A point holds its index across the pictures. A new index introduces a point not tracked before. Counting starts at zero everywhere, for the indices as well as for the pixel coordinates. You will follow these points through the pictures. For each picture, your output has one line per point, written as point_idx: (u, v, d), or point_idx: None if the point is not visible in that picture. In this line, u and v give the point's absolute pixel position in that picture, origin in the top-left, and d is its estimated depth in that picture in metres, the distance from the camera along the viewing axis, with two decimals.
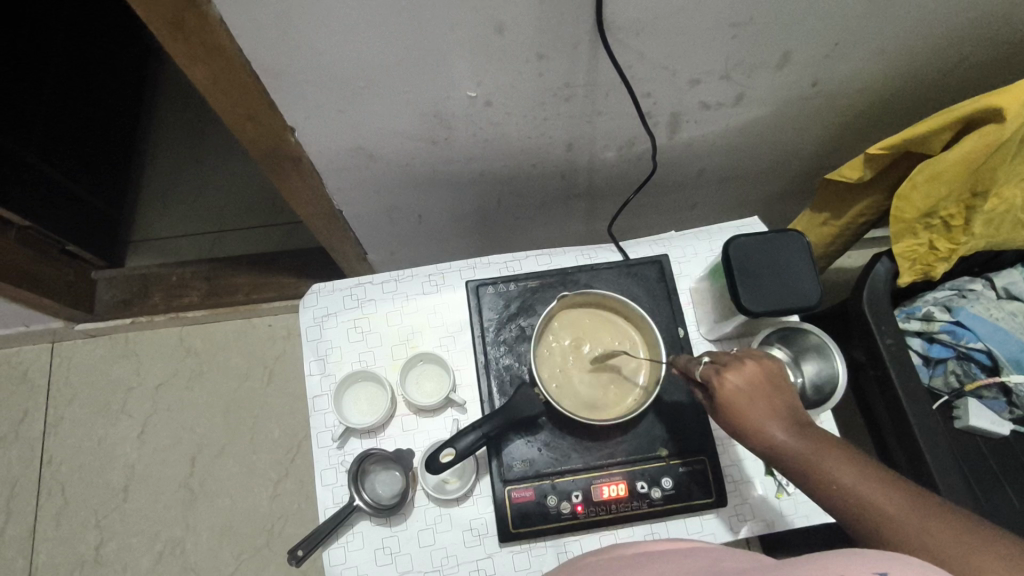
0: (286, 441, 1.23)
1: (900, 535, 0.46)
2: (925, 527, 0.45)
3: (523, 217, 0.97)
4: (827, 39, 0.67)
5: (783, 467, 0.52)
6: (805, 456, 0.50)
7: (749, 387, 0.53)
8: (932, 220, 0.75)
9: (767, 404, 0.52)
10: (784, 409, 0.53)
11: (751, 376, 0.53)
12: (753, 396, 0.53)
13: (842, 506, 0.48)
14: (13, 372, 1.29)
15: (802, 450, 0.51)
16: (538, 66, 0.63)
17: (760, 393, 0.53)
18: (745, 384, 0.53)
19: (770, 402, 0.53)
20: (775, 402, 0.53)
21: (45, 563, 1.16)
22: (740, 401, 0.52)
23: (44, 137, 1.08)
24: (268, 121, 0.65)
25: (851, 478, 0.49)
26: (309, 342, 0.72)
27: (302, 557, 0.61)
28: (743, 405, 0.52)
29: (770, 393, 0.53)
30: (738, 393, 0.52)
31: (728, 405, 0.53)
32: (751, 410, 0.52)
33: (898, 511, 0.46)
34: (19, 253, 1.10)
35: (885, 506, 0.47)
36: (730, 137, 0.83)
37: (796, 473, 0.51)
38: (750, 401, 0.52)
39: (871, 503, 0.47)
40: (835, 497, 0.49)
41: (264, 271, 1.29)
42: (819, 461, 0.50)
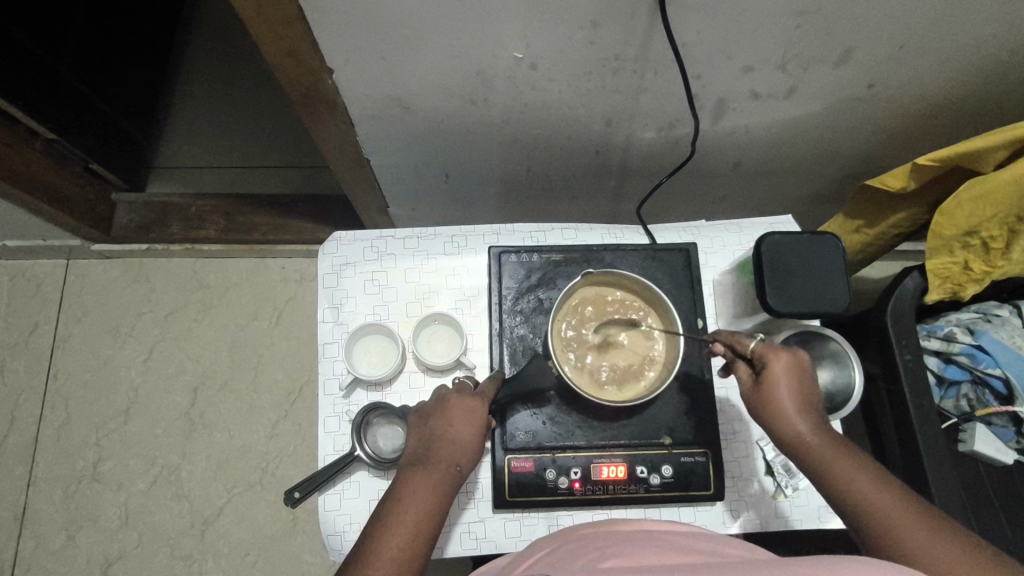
0: (287, 384, 1.25)
1: (906, 553, 0.49)
2: (935, 554, 0.48)
3: (550, 188, 0.96)
4: (892, 40, 0.64)
5: (803, 461, 0.55)
6: (828, 458, 0.53)
7: (791, 378, 0.56)
8: (971, 239, 0.73)
9: (803, 398, 0.56)
10: (816, 406, 0.56)
11: (795, 366, 0.56)
12: (793, 386, 0.56)
13: (852, 513, 0.52)
14: (27, 284, 1.30)
15: (828, 452, 0.54)
16: (590, 33, 0.61)
17: (799, 386, 0.56)
18: (787, 371, 0.56)
19: (806, 396, 0.56)
20: (810, 398, 0.56)
21: (45, 474, 1.19)
22: (780, 388, 0.55)
23: (78, 52, 1.07)
24: (306, 59, 0.62)
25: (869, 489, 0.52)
26: (325, 289, 0.72)
27: (299, 499, 0.61)
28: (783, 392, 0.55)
29: (807, 387, 0.56)
30: (781, 379, 0.55)
31: (766, 391, 0.56)
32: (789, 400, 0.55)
33: (913, 533, 0.49)
34: (42, 166, 1.10)
35: (900, 523, 0.50)
36: (773, 132, 0.81)
37: (817, 471, 0.54)
38: (790, 392, 0.55)
39: (885, 518, 0.50)
40: (848, 504, 0.52)
41: (284, 213, 1.29)
42: (844, 467, 0.53)
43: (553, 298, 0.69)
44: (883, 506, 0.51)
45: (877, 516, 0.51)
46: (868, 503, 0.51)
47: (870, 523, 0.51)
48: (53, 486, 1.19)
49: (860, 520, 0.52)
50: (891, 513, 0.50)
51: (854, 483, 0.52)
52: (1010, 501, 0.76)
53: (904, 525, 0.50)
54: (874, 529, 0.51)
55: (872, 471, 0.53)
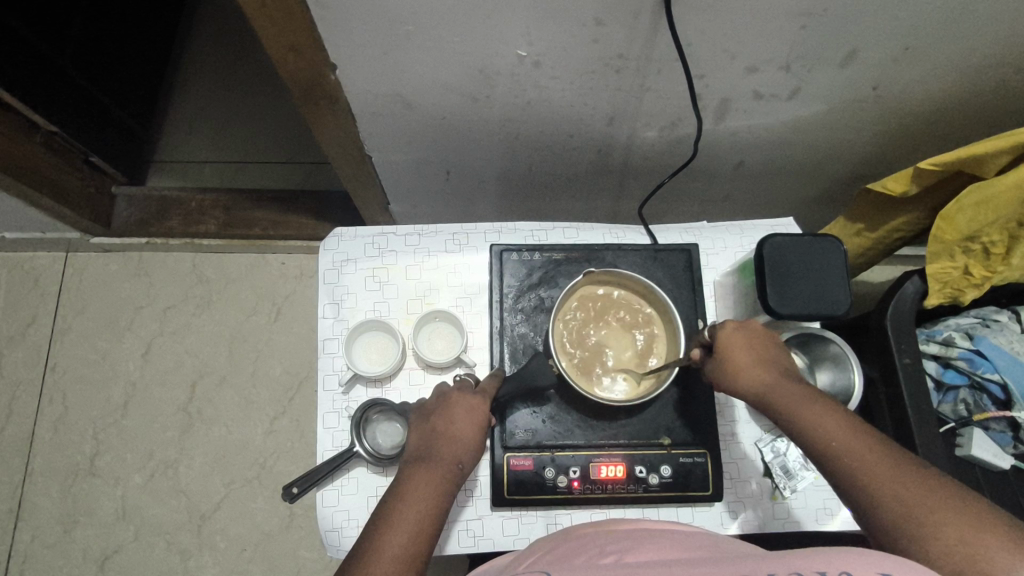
0: (286, 379, 1.24)
1: (872, 492, 0.48)
2: (898, 489, 0.48)
3: (552, 186, 0.96)
4: (896, 43, 0.64)
5: (773, 415, 0.56)
6: (793, 405, 0.54)
7: (746, 338, 0.58)
8: (972, 244, 0.74)
9: (763, 356, 0.58)
10: (779, 363, 0.58)
11: (749, 329, 0.59)
12: (750, 351, 0.58)
13: (820, 456, 0.52)
14: (26, 276, 1.29)
15: (794, 403, 0.55)
16: (594, 32, 0.61)
17: (756, 344, 0.58)
18: (741, 337, 0.58)
19: (766, 353, 0.58)
20: (772, 359, 0.58)
21: (41, 467, 1.19)
22: (737, 352, 0.57)
23: (79, 44, 1.06)
24: (309, 53, 0.62)
25: (835, 430, 0.52)
26: (325, 285, 0.71)
27: (296, 495, 0.61)
28: (742, 356, 0.57)
29: (767, 347, 0.58)
30: (737, 340, 0.58)
31: (726, 353, 0.58)
32: (749, 363, 0.57)
33: (877, 469, 0.49)
34: (42, 158, 1.09)
35: (864, 461, 0.50)
36: (775, 134, 0.81)
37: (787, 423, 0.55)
38: (749, 355, 0.57)
39: (850, 456, 0.50)
40: (815, 449, 0.52)
41: (285, 208, 1.28)
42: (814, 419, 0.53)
43: (554, 296, 0.69)
44: (848, 447, 0.51)
45: (842, 456, 0.51)
46: (834, 444, 0.51)
47: (836, 464, 0.51)
48: (49, 479, 1.18)
49: (827, 461, 0.52)
50: (855, 452, 0.50)
51: (820, 426, 0.53)
52: (1007, 505, 0.76)
53: (870, 464, 0.49)
54: (842, 469, 0.50)
55: (838, 414, 0.53)
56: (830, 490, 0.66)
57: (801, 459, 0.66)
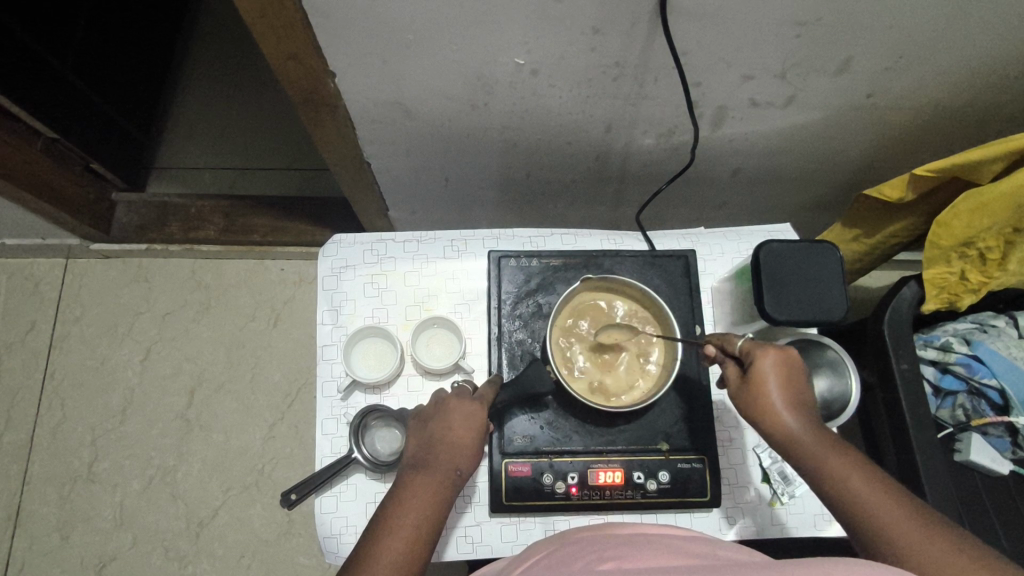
0: (285, 385, 1.24)
1: (898, 551, 0.48)
2: (920, 545, 0.47)
3: (550, 193, 0.96)
4: (890, 51, 0.65)
5: (794, 460, 0.54)
6: (819, 453, 0.53)
7: (779, 376, 0.56)
8: (968, 250, 0.74)
9: (794, 395, 0.55)
10: (808, 405, 0.56)
11: (782, 364, 0.56)
12: (782, 384, 0.55)
13: (839, 503, 0.51)
14: (25, 283, 1.29)
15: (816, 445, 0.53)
16: (591, 40, 0.61)
17: (787, 383, 0.56)
18: (773, 368, 0.56)
19: (796, 395, 0.56)
20: (800, 393, 0.56)
21: (39, 473, 1.19)
22: (768, 385, 0.55)
23: (80, 51, 1.07)
24: (308, 61, 0.63)
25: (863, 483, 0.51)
26: (324, 291, 0.72)
27: (295, 501, 0.61)
28: (772, 390, 0.55)
29: (798, 385, 0.56)
30: (770, 374, 0.55)
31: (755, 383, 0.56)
32: (778, 398, 0.55)
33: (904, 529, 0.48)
34: (42, 165, 1.10)
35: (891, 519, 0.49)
36: (772, 141, 0.81)
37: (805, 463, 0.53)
38: (778, 389, 0.55)
39: (877, 514, 0.49)
40: (840, 499, 0.51)
41: (284, 214, 1.29)
42: (837, 463, 0.52)
43: (552, 302, 0.69)
44: (869, 497, 0.50)
45: (868, 511, 0.50)
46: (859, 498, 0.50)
47: (860, 520, 0.50)
48: (48, 485, 1.18)
49: (850, 517, 0.51)
50: (881, 508, 0.50)
51: (845, 478, 0.51)
52: (1005, 510, 0.76)
53: (892, 518, 0.49)
54: (861, 519, 0.50)
55: (863, 464, 0.52)
56: None
57: None
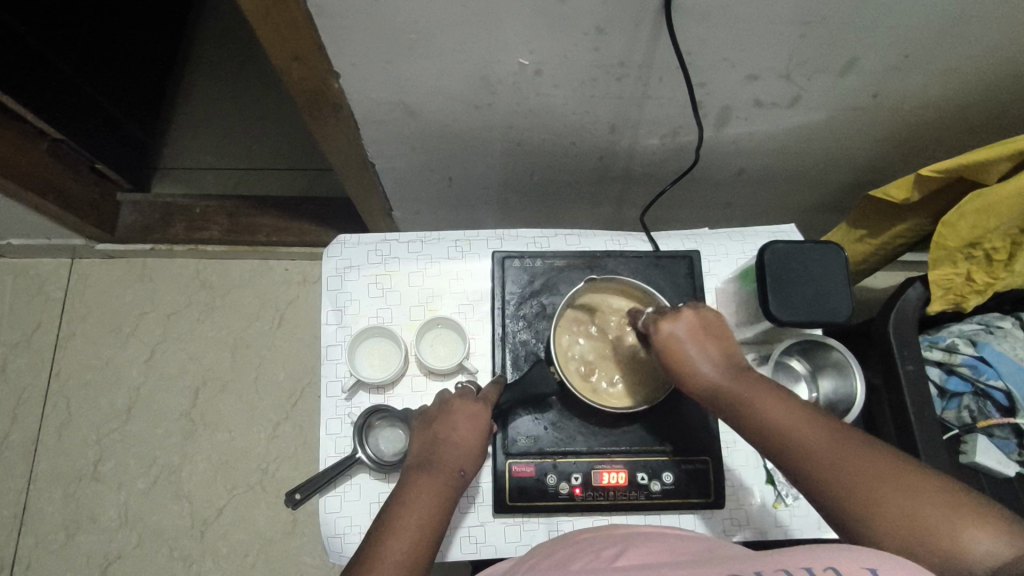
0: (289, 385, 1.25)
1: (830, 479, 0.48)
2: (850, 468, 0.48)
3: (555, 194, 0.96)
4: (895, 50, 0.65)
5: (718, 407, 0.54)
6: (737, 396, 0.53)
7: (687, 335, 0.57)
8: (974, 251, 0.73)
9: (706, 351, 0.56)
10: (721, 355, 0.56)
11: (688, 324, 0.57)
12: (695, 344, 0.56)
13: (768, 441, 0.51)
14: (31, 282, 1.30)
15: (739, 390, 0.53)
16: (595, 40, 0.61)
17: (698, 341, 0.56)
18: (681, 330, 0.57)
19: (707, 349, 0.56)
20: (710, 347, 0.56)
21: (45, 472, 1.19)
22: (680, 348, 0.56)
23: (86, 52, 1.08)
24: (312, 62, 0.63)
25: (784, 415, 0.51)
26: (328, 291, 0.72)
27: (299, 501, 0.61)
28: (685, 352, 0.56)
29: (709, 341, 0.57)
30: (675, 337, 0.57)
31: (666, 350, 0.57)
32: (694, 357, 0.56)
33: (829, 455, 0.48)
34: (48, 165, 1.10)
35: (816, 446, 0.49)
36: (776, 141, 0.81)
37: (729, 410, 0.53)
38: (690, 348, 0.56)
39: (805, 445, 0.49)
40: (767, 435, 0.51)
41: (288, 214, 1.29)
42: (760, 401, 0.52)
43: (556, 303, 0.69)
44: (795, 429, 0.50)
45: (796, 444, 0.50)
46: (784, 432, 0.50)
47: (788, 453, 0.50)
48: (53, 484, 1.19)
49: (776, 452, 0.51)
50: (806, 435, 0.50)
51: (765, 414, 0.51)
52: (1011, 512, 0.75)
53: (820, 447, 0.49)
54: (789, 453, 0.50)
55: (780, 395, 0.52)
56: None
57: None
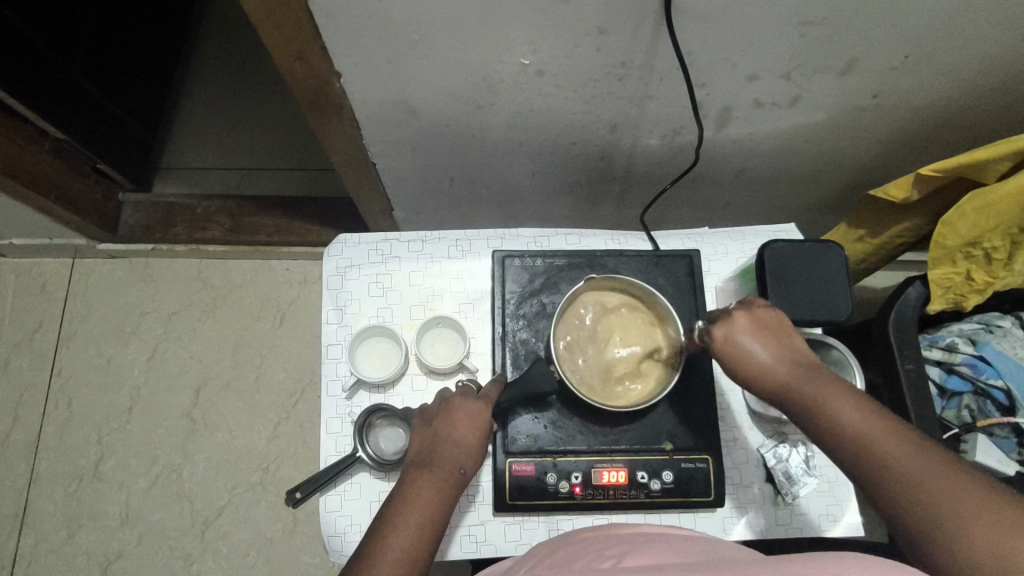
0: (290, 385, 1.25)
1: (893, 479, 0.46)
2: (914, 469, 0.46)
3: (555, 194, 0.96)
4: (895, 50, 0.65)
5: (783, 402, 0.53)
6: (806, 391, 0.52)
7: (756, 328, 0.56)
8: (974, 250, 0.74)
9: (772, 347, 0.55)
10: (789, 350, 0.55)
11: (755, 318, 0.57)
12: (758, 340, 0.55)
13: (831, 439, 0.50)
14: (33, 282, 1.30)
15: (805, 386, 0.52)
16: (596, 41, 0.61)
17: (767, 334, 0.56)
18: (744, 327, 0.56)
19: (778, 342, 0.55)
20: (777, 344, 0.55)
21: (46, 472, 1.20)
22: (742, 344, 0.55)
23: (88, 53, 1.08)
24: (314, 62, 0.63)
25: (856, 415, 0.49)
26: (329, 291, 0.72)
27: (300, 500, 0.61)
28: (747, 348, 0.55)
29: (773, 338, 0.56)
30: (737, 335, 0.56)
31: (728, 347, 0.56)
32: (759, 353, 0.55)
33: (902, 458, 0.47)
34: (49, 165, 1.11)
35: (889, 449, 0.47)
36: (776, 141, 0.81)
37: (795, 406, 0.52)
38: (754, 344, 0.55)
39: (869, 442, 0.48)
40: (831, 432, 0.50)
41: (289, 214, 1.29)
42: (827, 397, 0.51)
43: (556, 302, 0.69)
44: (861, 428, 0.49)
45: (860, 441, 0.48)
46: (854, 431, 0.49)
47: (852, 454, 0.49)
48: (55, 483, 1.19)
49: (844, 454, 0.49)
50: (872, 434, 0.48)
51: (837, 412, 0.50)
52: None
53: (886, 446, 0.47)
54: (852, 450, 0.49)
55: (851, 395, 0.51)
56: (832, 497, 0.66)
57: (803, 464, 0.66)
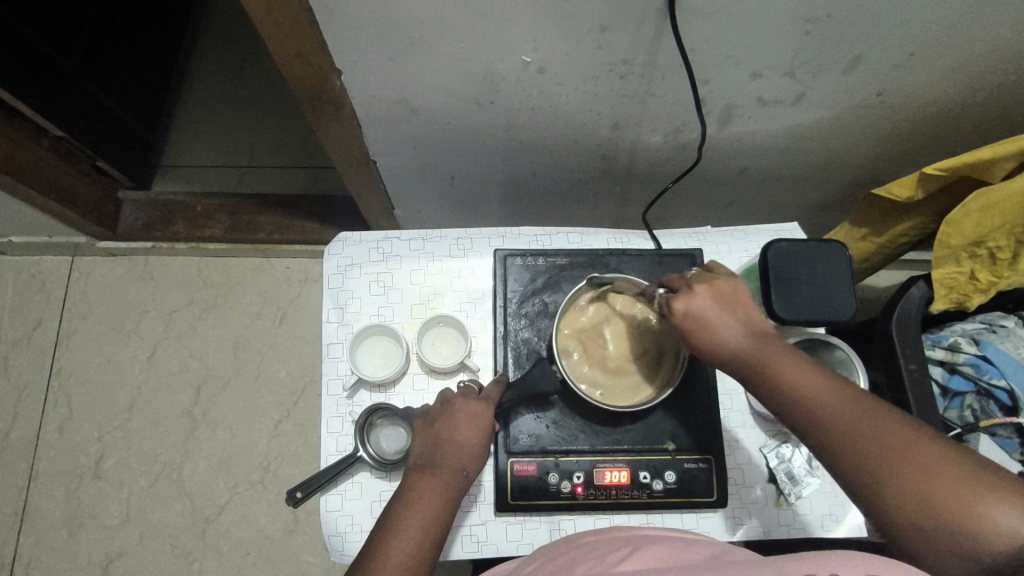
0: (290, 383, 1.25)
1: (856, 451, 0.48)
2: (875, 439, 0.48)
3: (557, 192, 0.96)
4: (900, 48, 0.64)
5: (743, 377, 0.54)
6: (765, 364, 0.53)
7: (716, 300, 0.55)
8: (978, 249, 0.73)
9: (733, 320, 0.55)
10: (745, 321, 0.55)
11: (716, 288, 0.56)
12: (720, 314, 0.55)
13: (795, 413, 0.51)
14: (33, 280, 1.30)
15: (767, 360, 0.53)
16: (599, 38, 0.61)
17: (725, 305, 0.55)
18: (707, 302, 0.55)
19: (734, 314, 0.55)
20: (739, 318, 0.55)
21: (46, 470, 1.19)
22: (704, 320, 0.55)
23: (87, 50, 1.08)
24: (315, 59, 0.63)
25: (809, 382, 0.51)
26: (330, 289, 0.72)
27: (301, 499, 0.61)
28: (710, 323, 0.55)
29: (735, 310, 0.56)
30: (702, 310, 0.55)
31: (691, 322, 0.55)
32: (721, 329, 0.55)
33: (853, 423, 0.49)
34: (48, 163, 1.10)
35: (841, 414, 0.50)
36: (779, 139, 0.81)
37: (756, 381, 0.53)
38: (719, 320, 0.55)
39: (832, 415, 0.50)
40: (794, 406, 0.51)
41: (290, 212, 1.29)
42: (789, 373, 0.52)
43: (558, 301, 0.69)
44: (824, 403, 0.50)
45: (823, 415, 0.50)
46: (814, 402, 0.51)
47: (816, 426, 0.50)
48: (55, 482, 1.19)
49: (796, 419, 0.51)
50: (834, 408, 0.50)
51: (800, 387, 0.51)
52: None
53: (848, 419, 0.49)
54: (816, 424, 0.50)
55: (809, 367, 0.52)
56: (835, 497, 0.66)
57: (805, 464, 0.66)
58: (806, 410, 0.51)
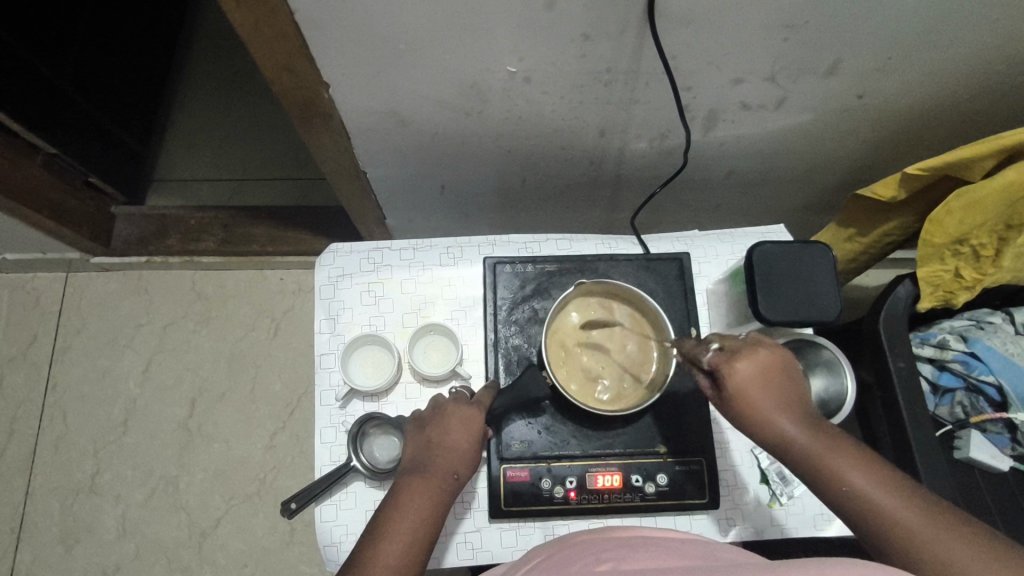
0: (285, 395, 1.25)
1: (897, 538, 0.48)
2: (920, 531, 0.47)
3: (546, 199, 0.97)
4: (878, 52, 0.66)
5: (784, 455, 0.54)
6: (807, 446, 0.53)
7: (765, 377, 0.54)
8: (961, 247, 0.74)
9: (778, 395, 0.54)
10: (792, 398, 0.55)
11: (766, 364, 0.55)
12: (765, 388, 0.54)
13: (836, 496, 0.51)
14: (26, 297, 1.30)
15: (808, 444, 0.53)
16: (581, 47, 0.62)
17: (773, 385, 0.54)
18: (752, 376, 0.54)
19: (783, 395, 0.54)
20: (786, 394, 0.55)
21: (42, 486, 1.19)
22: (750, 394, 0.54)
23: (79, 66, 1.08)
24: (302, 73, 0.63)
25: (849, 466, 0.51)
26: (321, 300, 0.72)
27: (295, 510, 0.61)
28: (755, 398, 0.54)
29: (781, 384, 0.55)
30: (747, 382, 0.54)
31: (737, 392, 0.54)
32: (765, 405, 0.54)
33: (898, 513, 0.49)
34: (41, 179, 1.11)
35: (906, 518, 0.48)
36: (764, 143, 0.82)
37: (797, 460, 0.53)
38: (764, 394, 0.54)
39: (873, 502, 0.49)
40: (834, 489, 0.51)
41: (283, 224, 1.30)
42: (829, 456, 0.52)
43: (548, 307, 0.69)
44: (865, 490, 0.50)
45: (864, 501, 0.50)
46: (854, 488, 0.50)
47: (858, 511, 0.50)
48: (51, 498, 1.18)
49: (862, 522, 0.50)
50: (874, 495, 0.50)
51: (839, 471, 0.51)
52: (1004, 507, 0.76)
53: (889, 507, 0.49)
54: (859, 510, 0.50)
55: (850, 452, 0.52)
56: None
57: None
58: (851, 497, 0.50)
